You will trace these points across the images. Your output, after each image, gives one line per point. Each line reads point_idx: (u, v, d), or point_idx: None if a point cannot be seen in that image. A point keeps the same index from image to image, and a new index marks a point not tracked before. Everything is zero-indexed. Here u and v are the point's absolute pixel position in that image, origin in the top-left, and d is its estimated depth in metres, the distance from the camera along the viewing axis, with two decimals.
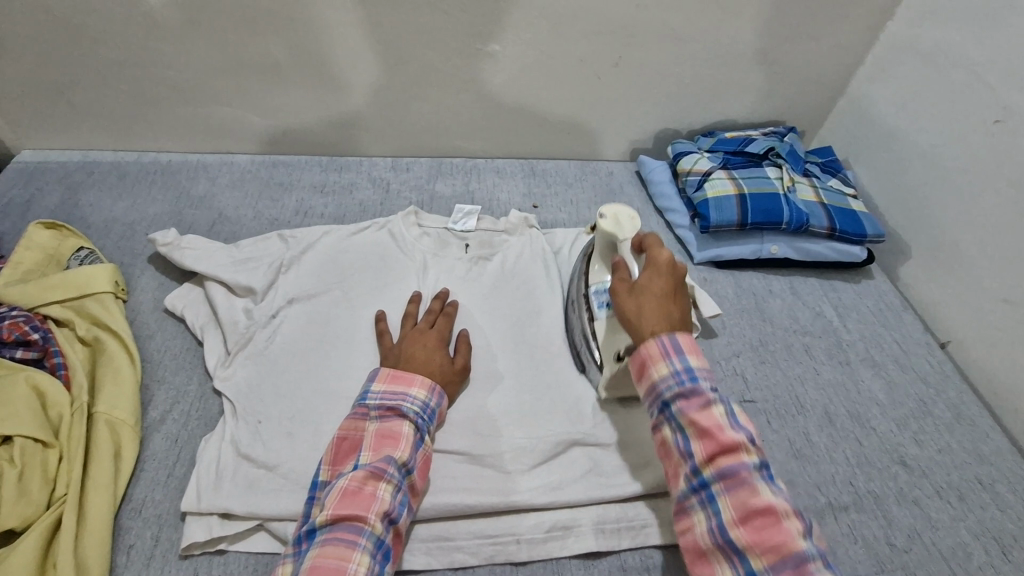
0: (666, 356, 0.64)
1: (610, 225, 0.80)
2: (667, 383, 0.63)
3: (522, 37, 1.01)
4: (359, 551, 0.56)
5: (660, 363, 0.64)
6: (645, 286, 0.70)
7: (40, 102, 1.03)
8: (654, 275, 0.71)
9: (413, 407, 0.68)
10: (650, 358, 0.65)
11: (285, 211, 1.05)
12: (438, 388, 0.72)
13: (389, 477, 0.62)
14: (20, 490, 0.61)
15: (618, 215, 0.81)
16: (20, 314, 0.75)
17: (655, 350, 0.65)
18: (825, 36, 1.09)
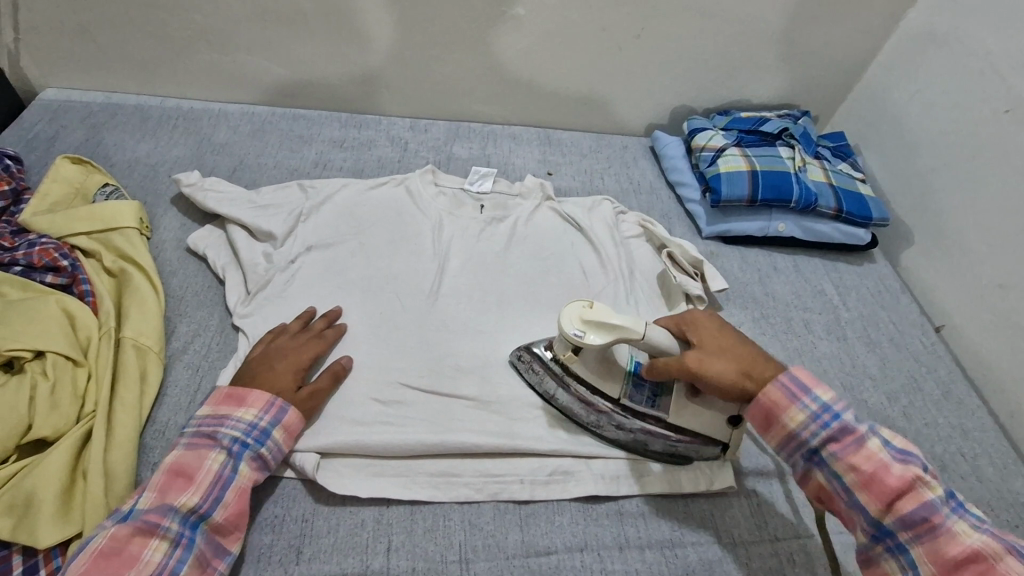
0: (796, 399, 0.61)
1: (601, 334, 0.66)
2: (810, 429, 0.60)
3: (547, 2, 1.02)
4: (158, 536, 0.55)
5: (790, 408, 0.61)
6: (724, 348, 0.67)
7: (65, 40, 1.03)
8: (712, 342, 0.67)
9: (230, 433, 0.63)
10: (773, 403, 0.62)
11: (304, 163, 1.06)
12: (275, 406, 0.66)
13: (206, 467, 0.60)
14: (51, 402, 0.64)
15: (586, 316, 0.67)
16: (49, 242, 0.78)
17: (776, 394, 0.62)
18: (845, 21, 1.10)
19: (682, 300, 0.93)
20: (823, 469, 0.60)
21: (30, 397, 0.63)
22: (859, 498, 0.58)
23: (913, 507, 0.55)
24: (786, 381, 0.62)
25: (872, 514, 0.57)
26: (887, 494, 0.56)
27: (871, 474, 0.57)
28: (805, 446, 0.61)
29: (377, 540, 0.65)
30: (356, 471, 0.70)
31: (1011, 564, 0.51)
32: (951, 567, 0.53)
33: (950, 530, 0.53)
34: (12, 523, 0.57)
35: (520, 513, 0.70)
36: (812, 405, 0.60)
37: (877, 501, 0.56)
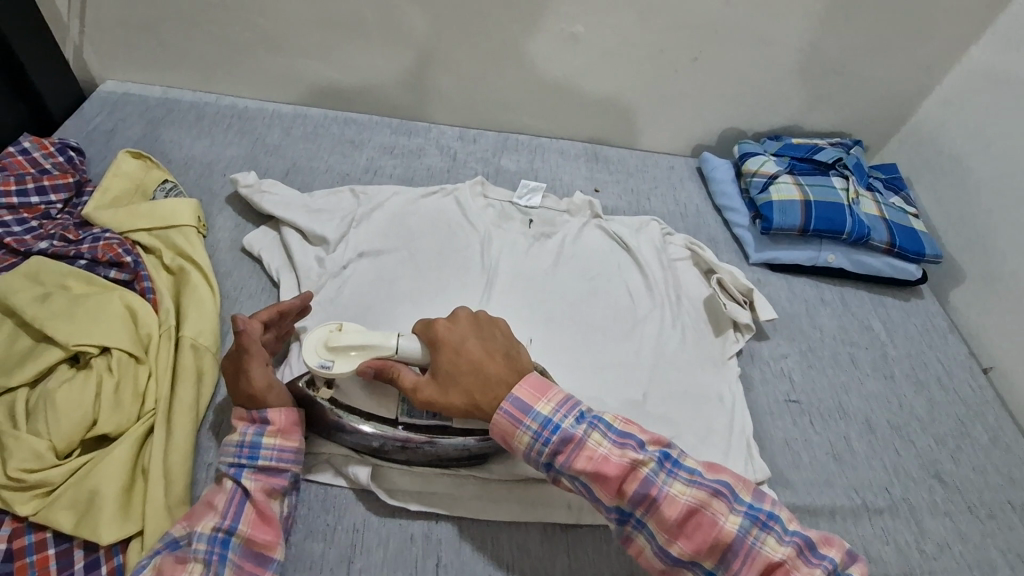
0: (519, 422, 0.60)
1: (346, 361, 0.66)
2: (537, 448, 0.60)
3: (607, 21, 1.02)
4: (191, 558, 0.56)
5: (517, 433, 0.61)
6: (454, 374, 0.63)
7: (130, 35, 1.05)
8: (460, 368, 0.63)
9: (228, 451, 0.62)
10: (506, 432, 0.61)
11: (356, 168, 1.07)
12: (256, 417, 0.63)
13: (221, 490, 0.60)
14: (115, 399, 0.65)
15: (332, 342, 0.66)
16: (113, 237, 0.79)
17: (505, 423, 0.61)
18: (906, 54, 1.09)
19: (730, 328, 0.92)
20: (562, 476, 0.61)
21: (95, 393, 0.65)
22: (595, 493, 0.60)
23: (637, 488, 0.58)
24: (510, 407, 0.61)
25: (608, 503, 0.59)
26: (614, 485, 0.58)
27: (586, 468, 0.59)
28: (540, 461, 0.61)
29: (425, 555, 0.66)
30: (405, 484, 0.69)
31: (718, 507, 0.58)
32: (682, 530, 0.58)
33: (668, 500, 0.58)
34: (76, 519, 0.59)
35: (567, 537, 0.69)
36: (534, 424, 0.60)
37: (607, 496, 0.59)
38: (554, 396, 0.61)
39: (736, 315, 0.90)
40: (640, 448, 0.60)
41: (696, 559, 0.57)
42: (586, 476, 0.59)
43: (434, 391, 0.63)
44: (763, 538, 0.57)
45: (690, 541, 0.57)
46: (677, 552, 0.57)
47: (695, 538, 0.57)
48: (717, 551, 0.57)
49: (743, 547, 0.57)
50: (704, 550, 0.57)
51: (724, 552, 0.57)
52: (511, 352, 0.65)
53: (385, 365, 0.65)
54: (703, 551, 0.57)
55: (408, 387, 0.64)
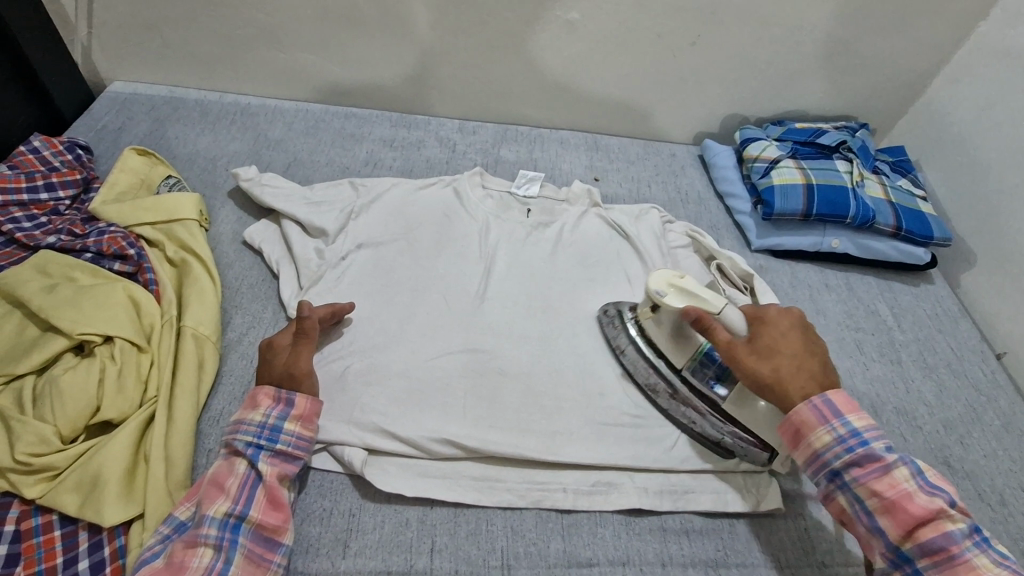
0: (825, 421, 0.62)
1: (681, 300, 0.72)
2: (835, 451, 0.61)
3: (605, 7, 1.01)
4: (202, 541, 0.56)
5: (818, 430, 0.63)
6: (772, 348, 0.67)
7: (135, 35, 1.07)
8: (776, 340, 0.68)
9: (246, 435, 0.62)
10: (804, 425, 0.63)
11: (356, 161, 1.08)
12: (283, 399, 0.65)
13: (234, 474, 0.60)
14: (118, 385, 0.67)
15: (675, 281, 0.73)
16: (117, 231, 0.81)
17: (808, 416, 0.63)
18: (912, 32, 1.06)
19: None
20: (843, 487, 0.62)
21: (99, 380, 0.66)
22: (881, 522, 0.60)
23: (891, 492, 0.59)
24: (819, 403, 0.63)
25: (864, 507, 0.61)
26: (875, 488, 0.60)
27: (883, 492, 0.59)
28: (828, 467, 0.62)
29: (421, 539, 0.66)
30: (401, 470, 0.70)
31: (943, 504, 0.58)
32: (913, 533, 0.58)
33: (908, 503, 0.58)
34: (80, 501, 0.61)
35: (562, 522, 0.70)
36: (841, 429, 0.62)
37: (898, 533, 0.59)
38: (865, 414, 0.63)
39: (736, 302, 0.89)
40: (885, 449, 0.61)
41: (922, 563, 0.58)
42: (868, 482, 0.60)
43: (731, 356, 0.68)
44: None
45: (921, 546, 0.58)
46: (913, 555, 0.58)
47: (925, 537, 0.57)
48: (944, 556, 0.57)
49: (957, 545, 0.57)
50: (932, 554, 0.57)
51: (950, 556, 0.57)
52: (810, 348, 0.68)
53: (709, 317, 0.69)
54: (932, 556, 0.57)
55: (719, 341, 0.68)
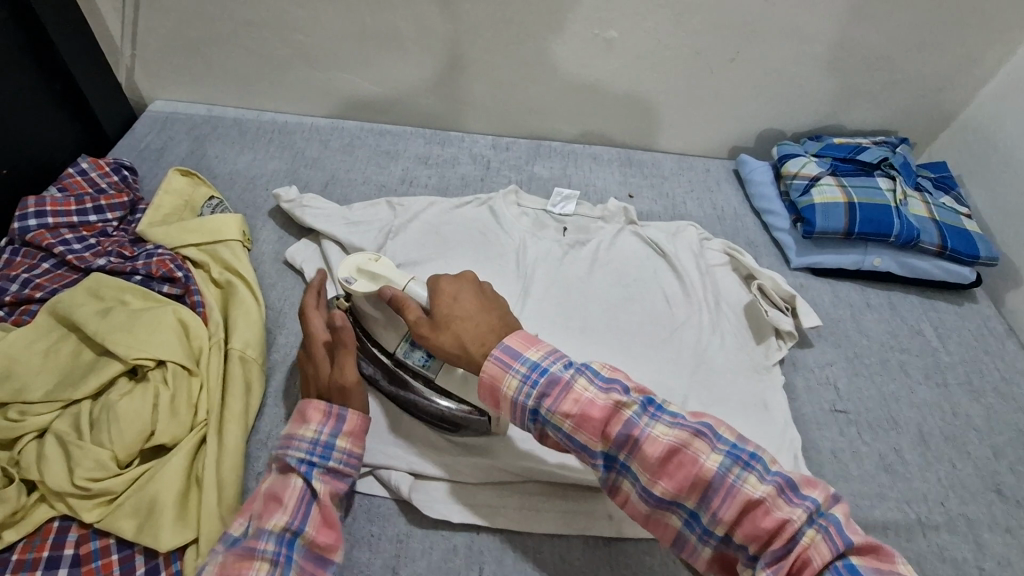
0: (507, 366, 0.59)
1: (366, 284, 0.73)
2: (523, 393, 0.58)
3: (643, 25, 1.01)
4: (260, 550, 0.56)
5: (505, 378, 0.59)
6: (449, 318, 0.64)
7: (177, 56, 1.09)
8: (453, 315, 0.64)
9: (300, 450, 0.62)
10: (494, 378, 0.59)
11: (392, 179, 1.09)
12: (335, 415, 0.64)
13: (291, 488, 0.60)
14: (171, 410, 0.68)
15: (363, 265, 0.74)
16: (165, 254, 0.83)
17: (494, 368, 0.59)
18: (957, 46, 1.04)
19: (772, 335, 0.90)
20: (547, 424, 0.58)
21: (153, 404, 0.67)
22: (581, 440, 0.57)
23: (619, 430, 0.55)
24: (501, 350, 0.59)
25: (591, 446, 0.57)
26: (597, 426, 0.56)
27: (573, 411, 0.56)
28: (526, 408, 0.59)
29: (468, 566, 0.66)
30: (447, 495, 0.70)
31: (708, 451, 0.53)
32: (664, 470, 0.54)
33: (648, 439, 0.54)
34: (137, 525, 0.61)
35: (608, 550, 0.69)
36: (522, 369, 0.58)
37: (641, 470, 0.55)
38: (544, 344, 0.60)
39: (778, 322, 0.88)
40: (623, 392, 0.57)
41: (677, 497, 0.54)
42: (568, 419, 0.56)
43: (428, 331, 0.65)
44: (807, 531, 0.51)
45: (671, 480, 0.53)
46: (660, 491, 0.54)
47: (676, 476, 0.53)
48: (698, 490, 0.53)
49: (721, 488, 0.52)
50: (685, 488, 0.53)
51: (706, 491, 0.53)
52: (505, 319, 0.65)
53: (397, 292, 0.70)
54: (684, 489, 0.53)
55: (410, 319, 0.66)
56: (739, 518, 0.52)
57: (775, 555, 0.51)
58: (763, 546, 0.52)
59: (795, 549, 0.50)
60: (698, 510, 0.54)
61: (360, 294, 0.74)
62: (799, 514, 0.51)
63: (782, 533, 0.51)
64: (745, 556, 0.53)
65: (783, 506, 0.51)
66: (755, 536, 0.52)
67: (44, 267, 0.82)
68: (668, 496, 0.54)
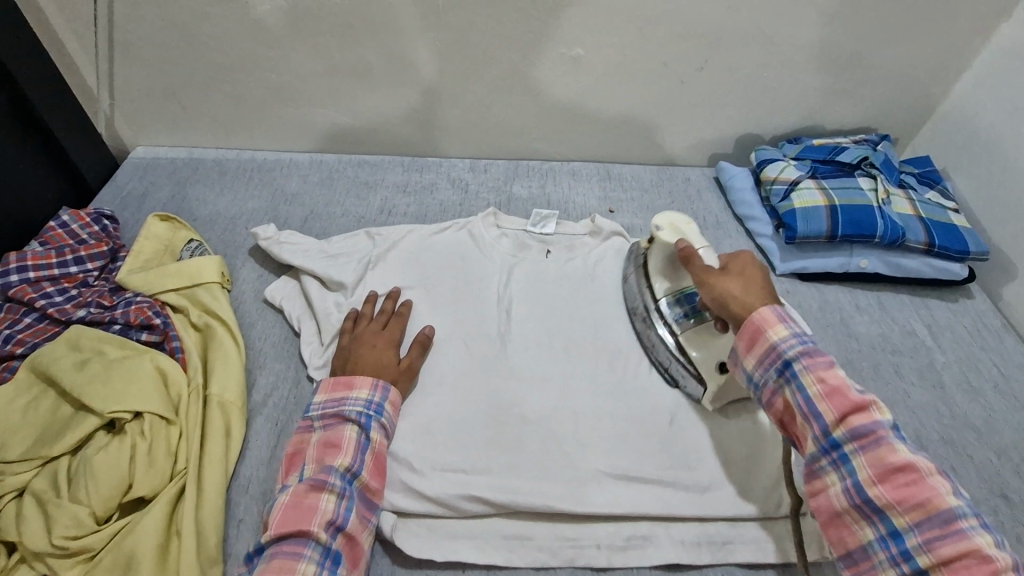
0: (783, 322, 0.66)
1: (674, 237, 0.85)
2: (789, 343, 0.64)
3: (609, 42, 1.01)
4: (305, 560, 0.58)
5: (775, 326, 0.65)
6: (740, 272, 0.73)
7: (154, 103, 1.11)
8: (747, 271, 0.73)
9: (340, 467, 0.65)
10: (762, 323, 0.66)
11: (371, 209, 1.09)
12: (363, 440, 0.69)
13: (326, 503, 0.62)
14: (149, 461, 0.68)
15: (675, 222, 0.86)
16: (144, 301, 0.83)
17: (768, 315, 0.66)
18: (928, 40, 1.03)
19: None
20: (792, 384, 0.63)
21: (130, 457, 0.67)
22: (819, 408, 0.60)
23: (866, 422, 0.58)
24: (777, 307, 0.67)
25: (824, 424, 0.60)
26: (843, 408, 0.59)
27: (829, 380, 0.60)
28: (781, 358, 0.64)
29: None
30: (430, 531, 0.70)
31: (942, 479, 0.55)
32: (892, 477, 0.55)
33: (893, 445, 0.56)
34: None
35: None
36: (796, 330, 0.65)
37: (868, 466, 0.56)
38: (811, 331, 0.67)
39: None
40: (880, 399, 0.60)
41: (886, 501, 0.55)
42: (819, 386, 0.61)
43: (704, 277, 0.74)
44: None
45: (895, 488, 0.55)
46: (876, 493, 0.55)
47: (900, 488, 0.54)
48: (921, 510, 0.53)
49: (952, 520, 0.52)
50: (906, 501, 0.54)
51: (931, 517, 0.53)
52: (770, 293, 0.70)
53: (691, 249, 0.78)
54: (905, 503, 0.54)
55: (694, 268, 0.76)
56: (949, 551, 0.51)
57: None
58: (951, 574, 0.51)
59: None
60: (906, 532, 0.54)
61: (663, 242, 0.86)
62: (1003, 557, 0.50)
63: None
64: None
65: (992, 547, 0.50)
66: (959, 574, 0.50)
67: (26, 321, 0.82)
68: (884, 504, 0.55)
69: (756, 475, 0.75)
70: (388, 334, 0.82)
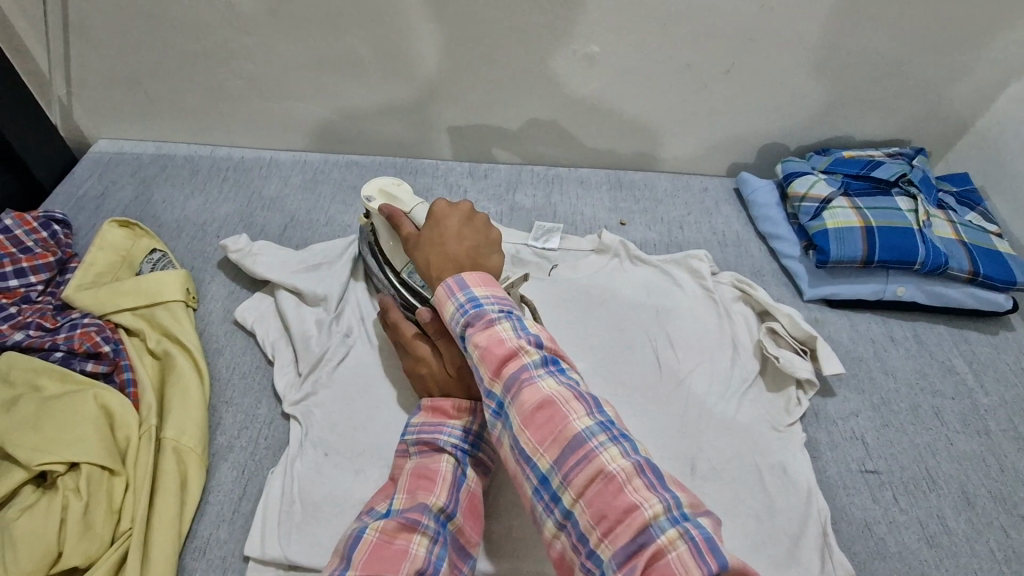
0: (490, 322, 0.54)
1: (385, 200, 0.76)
2: (454, 319, 0.56)
3: (626, 38, 0.91)
4: None
5: (446, 304, 0.57)
6: (430, 243, 0.65)
7: (117, 92, 0.99)
8: (434, 242, 0.64)
9: (439, 501, 0.56)
10: (438, 302, 0.58)
11: (358, 218, 0.99)
12: (459, 472, 0.60)
13: (413, 552, 0.51)
14: (84, 524, 0.57)
15: (386, 188, 0.77)
16: (92, 323, 0.72)
17: (442, 294, 0.58)
18: (977, 46, 0.94)
19: (792, 382, 0.79)
20: (498, 417, 0.52)
21: (60, 520, 0.57)
22: (519, 438, 0.49)
23: (512, 371, 0.51)
24: (451, 283, 0.57)
25: (484, 385, 0.53)
26: (496, 364, 0.52)
27: (519, 404, 0.49)
28: (484, 391, 0.53)
29: None
30: None
31: (582, 413, 0.48)
32: (533, 419, 0.49)
33: (586, 454, 0.46)
34: None
35: None
36: (468, 303, 0.56)
37: (564, 489, 0.47)
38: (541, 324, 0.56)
39: (796, 369, 0.78)
40: (538, 344, 0.53)
41: (590, 529, 0.45)
42: (520, 415, 0.49)
43: (411, 246, 0.68)
44: None
45: (535, 431, 0.48)
46: (524, 441, 0.49)
47: (597, 503, 0.45)
48: (609, 522, 0.44)
49: (580, 451, 0.47)
50: (600, 518, 0.44)
51: (565, 452, 0.47)
52: (479, 250, 0.63)
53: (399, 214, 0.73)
54: (546, 444, 0.48)
55: (404, 235, 0.71)
56: (590, 490, 0.45)
57: (624, 549, 0.42)
58: None
59: (646, 547, 0.42)
60: (550, 475, 0.48)
61: (377, 213, 0.77)
62: (654, 504, 0.43)
63: (631, 521, 0.43)
64: (585, 553, 0.46)
65: (639, 490, 0.44)
66: (603, 519, 0.44)
67: None
68: (529, 450, 0.49)
69: None
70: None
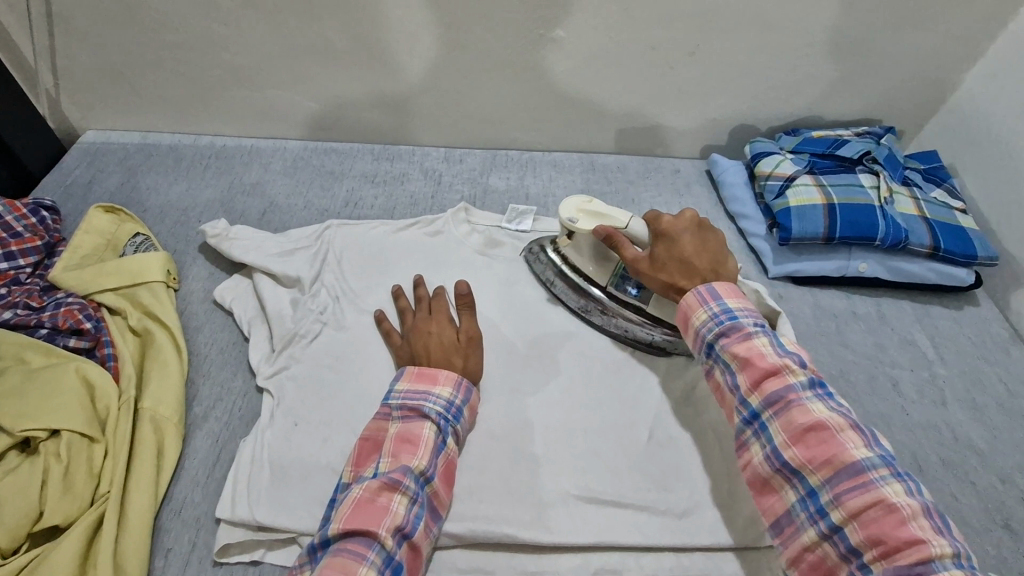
0: (749, 339, 0.64)
1: (591, 221, 0.79)
2: (708, 327, 0.67)
3: (592, 22, 0.93)
4: (367, 565, 0.53)
5: (698, 311, 0.68)
6: (669, 258, 0.72)
7: (102, 83, 1.02)
8: (672, 254, 0.72)
9: (421, 464, 0.60)
10: (688, 309, 0.69)
11: (335, 202, 1.02)
12: (441, 439, 0.64)
13: (393, 510, 0.57)
14: (64, 485, 0.61)
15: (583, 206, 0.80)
16: (75, 302, 0.76)
17: (692, 301, 0.69)
18: (941, 23, 0.95)
19: None
20: (761, 434, 0.60)
21: (42, 481, 0.61)
22: (783, 453, 0.58)
23: (777, 387, 0.60)
24: (703, 291, 0.68)
25: (743, 394, 0.62)
26: (757, 376, 0.61)
27: (795, 422, 0.58)
28: (751, 408, 0.62)
29: None
30: None
31: (859, 443, 0.55)
32: (804, 438, 0.57)
33: (868, 481, 0.53)
34: None
35: None
36: (717, 309, 0.67)
37: (835, 506, 0.54)
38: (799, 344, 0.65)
39: None
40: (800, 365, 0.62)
41: (860, 545, 0.52)
42: (790, 432, 0.58)
43: (648, 266, 0.73)
44: None
45: (807, 449, 0.57)
46: (791, 456, 0.57)
47: (870, 524, 0.52)
48: (877, 543, 0.51)
49: (858, 477, 0.54)
50: (871, 537, 0.51)
51: (840, 473, 0.54)
52: (718, 259, 0.72)
53: (618, 233, 0.76)
54: (816, 462, 0.56)
55: (629, 258, 0.74)
56: (864, 513, 0.52)
57: (898, 571, 0.49)
58: None
59: None
60: (820, 490, 0.56)
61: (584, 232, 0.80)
62: (940, 543, 0.49)
63: (913, 551, 0.49)
64: (854, 564, 0.53)
65: (925, 527, 0.50)
66: (880, 543, 0.51)
67: None
68: (797, 464, 0.57)
69: (739, 505, 0.68)
70: (437, 314, 0.76)
